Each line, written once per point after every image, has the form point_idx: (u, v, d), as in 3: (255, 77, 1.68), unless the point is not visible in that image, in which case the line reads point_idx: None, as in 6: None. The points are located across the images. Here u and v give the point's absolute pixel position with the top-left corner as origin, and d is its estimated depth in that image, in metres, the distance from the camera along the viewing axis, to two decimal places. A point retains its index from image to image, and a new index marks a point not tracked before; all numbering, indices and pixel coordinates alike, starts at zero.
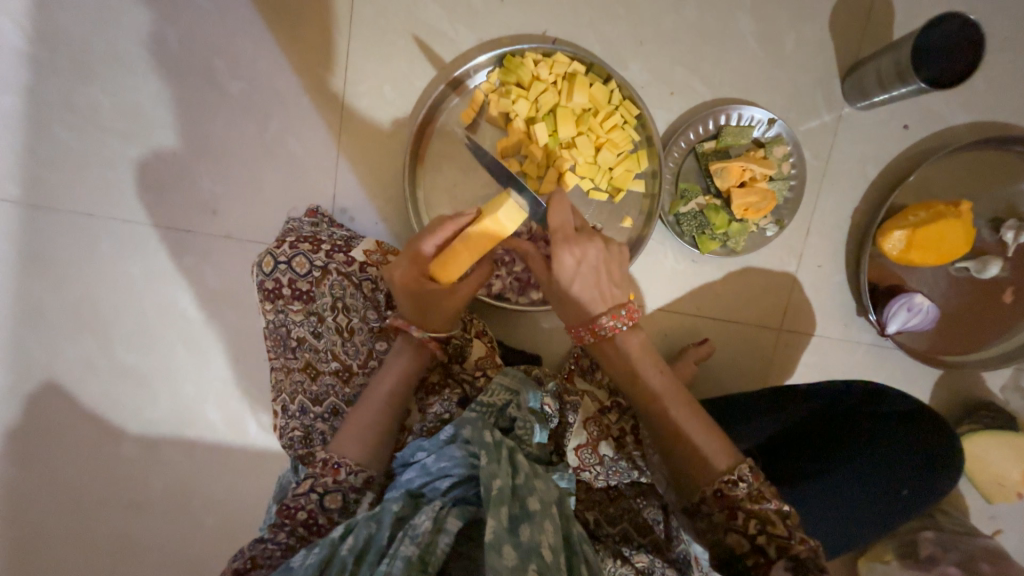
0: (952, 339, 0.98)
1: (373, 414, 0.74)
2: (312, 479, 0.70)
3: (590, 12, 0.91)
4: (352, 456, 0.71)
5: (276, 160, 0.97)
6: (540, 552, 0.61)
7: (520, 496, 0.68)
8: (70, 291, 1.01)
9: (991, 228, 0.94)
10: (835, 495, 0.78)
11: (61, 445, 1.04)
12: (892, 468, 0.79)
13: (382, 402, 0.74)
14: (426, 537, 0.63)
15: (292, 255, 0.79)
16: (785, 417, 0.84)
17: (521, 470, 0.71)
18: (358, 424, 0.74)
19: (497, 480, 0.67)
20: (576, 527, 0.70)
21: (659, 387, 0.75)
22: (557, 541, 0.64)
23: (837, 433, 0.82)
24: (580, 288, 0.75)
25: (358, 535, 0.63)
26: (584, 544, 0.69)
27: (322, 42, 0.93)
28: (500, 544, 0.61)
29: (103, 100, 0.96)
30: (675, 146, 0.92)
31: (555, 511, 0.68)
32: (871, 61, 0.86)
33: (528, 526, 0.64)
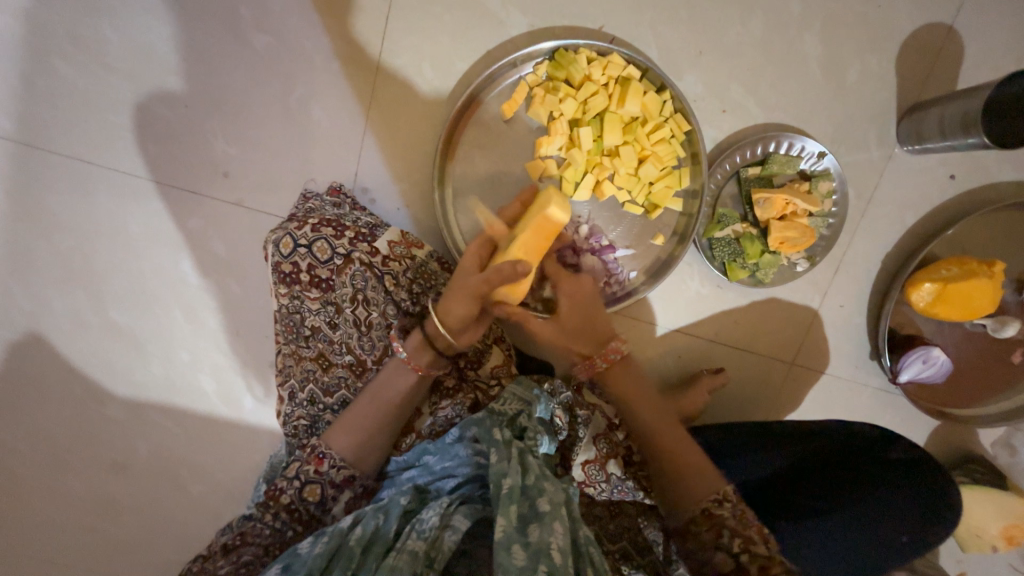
0: (956, 392, 0.99)
1: (365, 415, 0.71)
2: (298, 465, 0.70)
3: (652, 12, 0.85)
4: (336, 450, 0.70)
5: (297, 127, 0.90)
6: (549, 552, 0.61)
7: (530, 495, 0.69)
8: (62, 239, 0.94)
9: (1014, 289, 0.94)
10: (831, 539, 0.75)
11: (45, 398, 1.00)
12: (894, 512, 0.76)
13: (378, 407, 0.71)
14: (433, 532, 0.64)
15: (313, 240, 0.73)
16: (787, 454, 0.83)
17: (531, 470, 0.72)
18: (351, 421, 0.71)
19: (507, 478, 0.69)
20: (583, 530, 0.71)
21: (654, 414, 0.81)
22: (566, 544, 0.64)
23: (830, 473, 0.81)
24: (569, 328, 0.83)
25: (366, 526, 0.65)
26: (590, 546, 0.70)
27: (360, 5, 0.86)
28: (510, 543, 0.62)
29: (111, 36, 0.87)
30: (719, 167, 0.88)
31: (565, 512, 0.68)
32: (937, 106, 0.83)
33: (538, 526, 0.65)
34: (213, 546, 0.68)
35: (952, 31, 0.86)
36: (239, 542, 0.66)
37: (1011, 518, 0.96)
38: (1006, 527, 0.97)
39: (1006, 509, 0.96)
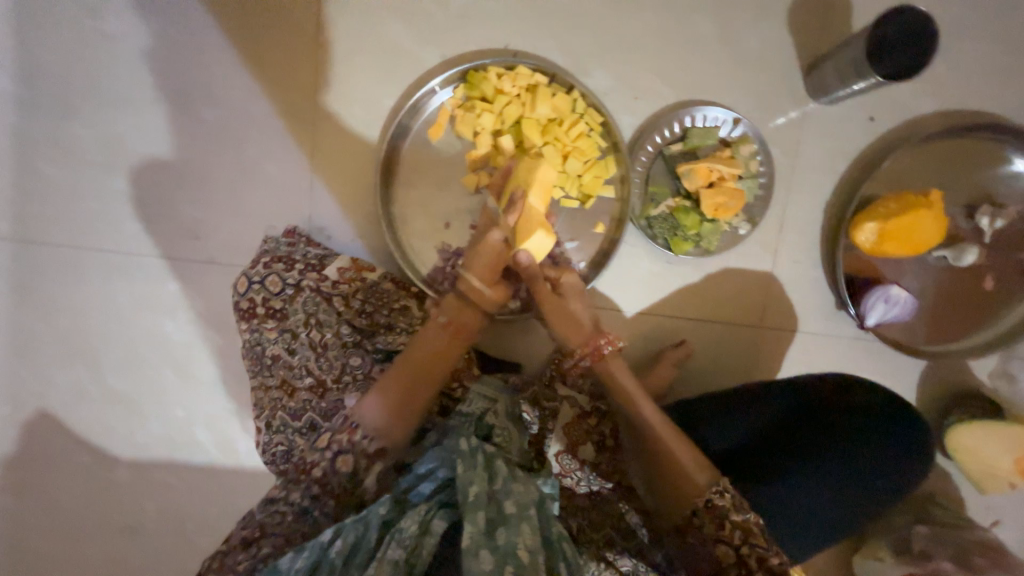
0: (934, 329, 0.97)
1: (400, 381, 0.74)
2: (331, 435, 0.72)
3: (551, 24, 0.92)
4: (370, 421, 0.71)
5: (252, 183, 0.98)
6: (516, 553, 0.62)
7: (498, 500, 0.70)
8: (59, 320, 1.03)
9: (966, 216, 0.94)
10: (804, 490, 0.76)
11: (58, 471, 1.06)
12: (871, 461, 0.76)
13: (408, 374, 0.74)
14: (412, 540, 0.65)
15: (266, 275, 0.83)
16: (763, 413, 0.81)
17: (499, 475, 0.73)
18: (385, 390, 0.73)
19: (473, 486, 0.69)
20: (556, 527, 0.71)
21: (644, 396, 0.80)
22: (535, 542, 0.66)
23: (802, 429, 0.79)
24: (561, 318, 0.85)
25: (347, 538, 0.65)
26: (563, 541, 0.70)
27: (292, 67, 0.96)
28: (477, 549, 0.62)
29: (83, 133, 0.98)
30: (642, 150, 0.93)
31: (532, 513, 0.70)
32: (831, 58, 0.87)
33: (505, 529, 0.65)
34: (239, 536, 0.72)
35: None
36: (260, 533, 0.71)
37: (1022, 451, 0.91)
38: (1019, 461, 0.92)
39: (1013, 441, 0.92)
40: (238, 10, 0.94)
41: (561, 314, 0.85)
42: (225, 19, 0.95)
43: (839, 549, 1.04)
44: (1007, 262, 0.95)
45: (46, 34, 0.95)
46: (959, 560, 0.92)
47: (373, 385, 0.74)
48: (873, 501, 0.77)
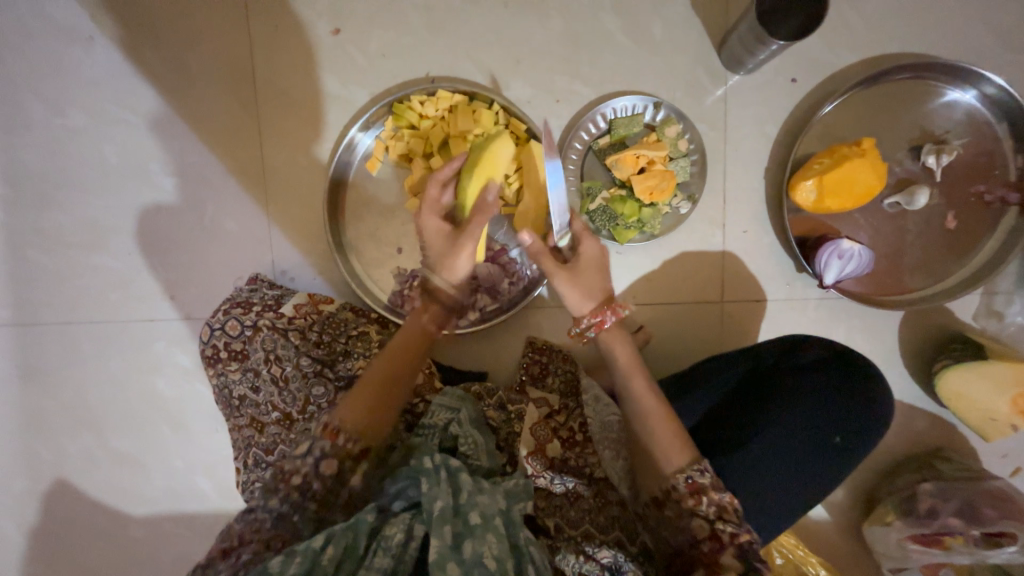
0: (902, 277, 0.94)
1: (379, 382, 0.75)
2: (313, 443, 0.70)
3: (465, 46, 0.97)
4: (352, 419, 0.72)
5: (216, 239, 1.05)
6: (482, 563, 0.64)
7: (463, 513, 0.70)
8: (63, 392, 1.11)
9: (911, 157, 0.92)
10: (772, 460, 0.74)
11: (79, 536, 1.13)
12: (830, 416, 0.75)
13: (382, 369, 0.76)
14: (398, 549, 0.67)
15: (226, 321, 0.90)
16: (722, 387, 0.83)
17: (464, 488, 0.72)
18: (364, 393, 0.74)
19: (438, 501, 0.68)
20: (524, 532, 0.71)
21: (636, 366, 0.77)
22: (501, 550, 0.67)
23: (758, 396, 0.80)
24: (586, 277, 0.78)
25: (337, 545, 0.65)
26: (532, 546, 0.70)
27: (237, 128, 1.03)
28: (445, 562, 0.63)
29: (63, 219, 1.07)
30: (571, 148, 0.95)
31: (498, 522, 0.70)
32: (734, 30, 0.88)
33: (471, 541, 0.66)
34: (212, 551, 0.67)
35: None
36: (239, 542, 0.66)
37: (1016, 390, 0.87)
38: (1015, 402, 0.87)
39: (1003, 380, 0.88)
40: (183, 86, 1.03)
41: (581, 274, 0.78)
42: (173, 97, 1.03)
43: (849, 520, 1.00)
44: (963, 198, 0.92)
45: (23, 137, 1.05)
46: (970, 515, 0.87)
47: (352, 388, 0.75)
48: (845, 459, 0.74)
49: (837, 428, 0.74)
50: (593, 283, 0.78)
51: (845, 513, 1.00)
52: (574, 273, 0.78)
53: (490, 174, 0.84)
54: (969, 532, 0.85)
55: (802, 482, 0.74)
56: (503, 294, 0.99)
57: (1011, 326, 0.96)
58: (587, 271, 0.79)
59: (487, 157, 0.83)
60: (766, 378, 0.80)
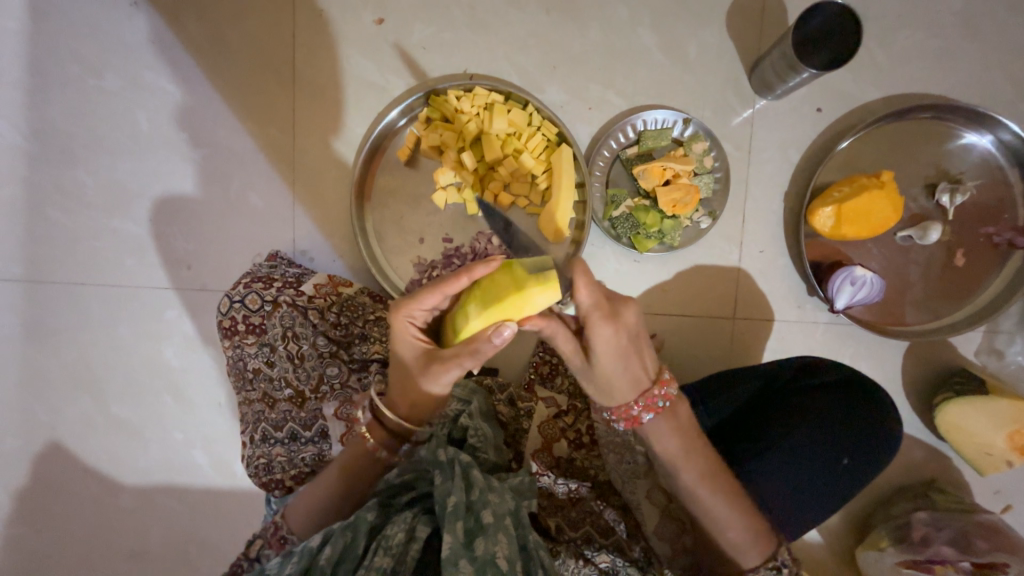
0: (910, 308, 0.97)
1: (322, 495, 0.74)
2: (262, 543, 0.75)
3: (505, 48, 1.00)
4: (295, 528, 0.74)
5: (239, 214, 1.06)
6: (494, 563, 0.62)
7: (475, 510, 0.69)
8: (68, 354, 1.10)
9: (926, 194, 0.96)
10: (779, 476, 0.76)
11: (67, 501, 1.11)
12: (836, 439, 0.77)
13: (320, 487, 0.74)
14: (399, 547, 0.66)
15: (245, 295, 0.91)
16: (727, 403, 0.84)
17: (477, 485, 0.71)
18: (308, 499, 0.75)
19: (451, 496, 0.68)
20: (534, 535, 0.71)
21: (705, 470, 0.69)
22: (512, 550, 0.66)
23: (766, 415, 0.81)
24: (612, 368, 0.66)
25: (336, 545, 0.64)
26: (540, 550, 0.70)
27: (272, 106, 1.04)
28: (457, 558, 0.62)
29: (88, 180, 1.07)
30: (599, 155, 0.97)
31: (510, 522, 0.69)
32: (767, 57, 0.91)
33: (483, 539, 0.65)
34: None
35: None
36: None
37: (1013, 427, 0.89)
38: (1012, 438, 0.89)
39: (1003, 416, 0.89)
40: (223, 60, 1.04)
41: (612, 365, 0.65)
42: (211, 70, 1.04)
43: (840, 543, 1.01)
44: (973, 237, 0.95)
45: (56, 95, 1.05)
46: (961, 546, 0.88)
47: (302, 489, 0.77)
48: (848, 480, 0.77)
49: (846, 449, 0.77)
50: (628, 373, 0.67)
51: (837, 536, 1.01)
52: (595, 365, 0.66)
53: (509, 315, 0.59)
54: (960, 562, 0.85)
55: (807, 498, 0.76)
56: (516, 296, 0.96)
57: (1010, 364, 0.99)
58: (615, 362, 0.65)
59: (509, 303, 0.58)
60: (774, 395, 0.82)
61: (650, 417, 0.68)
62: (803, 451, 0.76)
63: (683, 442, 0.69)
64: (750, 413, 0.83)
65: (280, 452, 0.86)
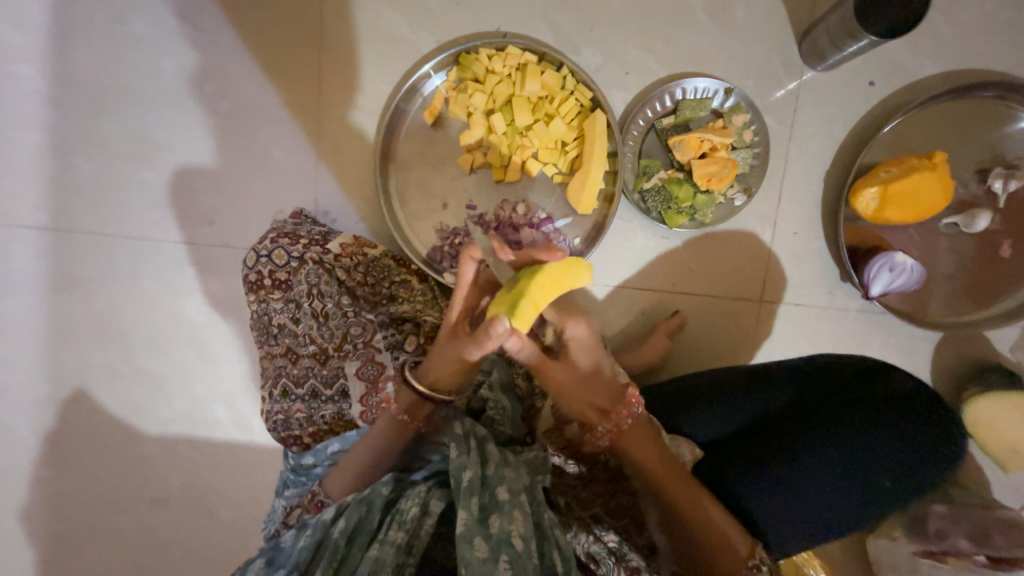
0: (949, 300, 0.93)
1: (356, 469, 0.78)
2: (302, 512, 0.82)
3: (541, 5, 0.95)
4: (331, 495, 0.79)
5: (262, 170, 1.05)
6: (510, 540, 0.64)
7: (490, 485, 0.71)
8: (93, 303, 1.11)
9: (977, 180, 0.91)
10: (816, 472, 0.75)
11: (93, 446, 1.15)
12: (879, 447, 0.76)
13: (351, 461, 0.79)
14: (413, 522, 0.69)
15: (272, 249, 0.91)
16: (764, 398, 0.84)
17: (492, 460, 0.74)
18: (343, 472, 0.79)
19: (467, 471, 0.70)
20: (548, 513, 0.72)
21: (674, 474, 0.74)
22: (528, 529, 0.67)
23: (805, 413, 0.80)
24: (586, 366, 0.78)
25: (349, 518, 0.69)
26: (556, 529, 0.71)
27: (298, 59, 1.01)
28: (472, 535, 0.64)
29: (112, 129, 1.06)
30: (634, 123, 0.93)
31: (524, 499, 0.70)
32: (821, 23, 0.86)
33: (499, 517, 0.67)
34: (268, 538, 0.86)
35: None
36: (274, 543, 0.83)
37: None
38: None
39: None
40: (249, 8, 1.01)
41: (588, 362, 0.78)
42: (237, 18, 1.01)
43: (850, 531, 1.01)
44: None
45: (81, 40, 1.03)
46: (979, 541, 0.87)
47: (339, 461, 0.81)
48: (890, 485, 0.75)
49: (888, 459, 0.75)
50: (598, 374, 0.78)
51: None
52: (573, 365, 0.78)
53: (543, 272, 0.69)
54: (974, 556, 0.85)
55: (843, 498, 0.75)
56: None
57: None
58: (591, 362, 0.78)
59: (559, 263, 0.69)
60: (814, 393, 0.82)
61: (630, 419, 0.76)
62: (840, 451, 0.76)
63: (653, 445, 0.76)
64: (775, 415, 0.83)
65: (301, 408, 0.87)
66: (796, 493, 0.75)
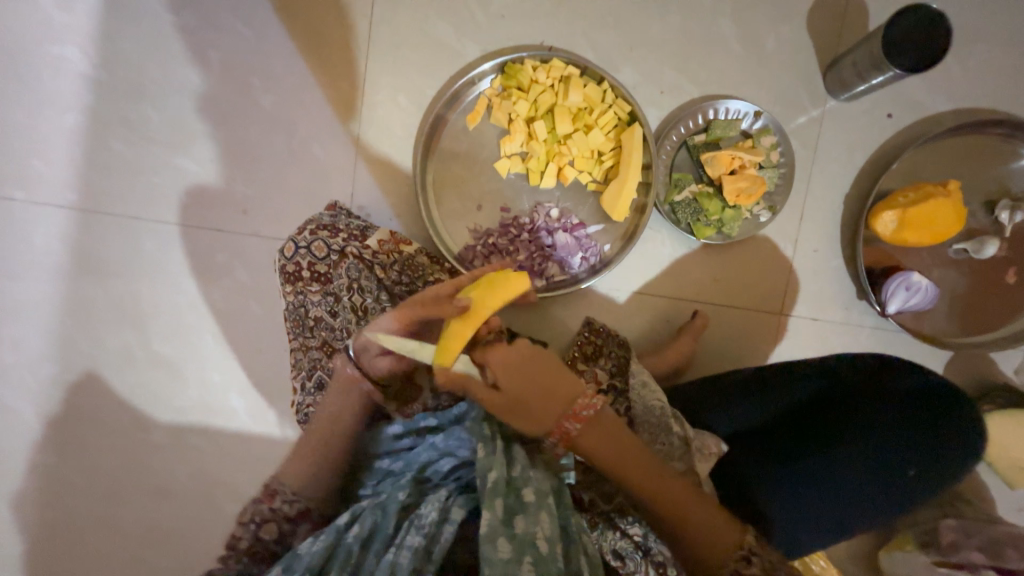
0: (958, 321, 0.98)
1: (312, 443, 0.78)
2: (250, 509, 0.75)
3: (584, 24, 1.00)
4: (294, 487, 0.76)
5: (301, 163, 1.07)
6: (534, 543, 0.64)
7: (516, 486, 0.70)
8: (114, 286, 1.10)
9: (985, 210, 0.97)
10: (850, 469, 0.78)
11: (99, 432, 1.12)
12: (909, 448, 0.80)
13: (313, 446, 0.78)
14: (431, 528, 0.67)
15: (311, 241, 0.93)
16: (795, 393, 0.85)
17: (518, 462, 0.72)
18: (302, 451, 0.78)
19: (492, 472, 0.69)
20: (575, 517, 0.71)
21: (656, 477, 0.71)
22: (553, 532, 0.67)
23: (838, 413, 0.82)
24: (526, 378, 0.72)
25: (364, 523, 0.68)
26: (583, 534, 0.70)
27: (345, 58, 1.05)
28: (496, 535, 0.64)
29: (152, 115, 1.07)
30: (668, 138, 0.98)
31: (551, 501, 0.70)
32: (846, 56, 0.93)
33: (523, 517, 0.66)
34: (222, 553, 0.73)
35: None
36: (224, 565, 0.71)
37: None
38: None
39: None
40: (301, 7, 1.04)
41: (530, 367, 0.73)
42: (288, 17, 1.05)
43: (862, 544, 1.03)
44: None
45: (130, 27, 1.06)
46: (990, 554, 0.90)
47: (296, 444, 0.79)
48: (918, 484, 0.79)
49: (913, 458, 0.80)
50: (540, 380, 0.72)
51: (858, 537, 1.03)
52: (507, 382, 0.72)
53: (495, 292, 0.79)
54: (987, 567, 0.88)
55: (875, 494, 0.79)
56: (575, 270, 1.00)
57: None
58: (532, 363, 0.72)
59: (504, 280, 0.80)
60: (845, 394, 0.84)
61: (577, 426, 0.71)
62: (873, 450, 0.79)
63: (617, 447, 0.72)
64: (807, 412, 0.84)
65: (314, 400, 0.87)
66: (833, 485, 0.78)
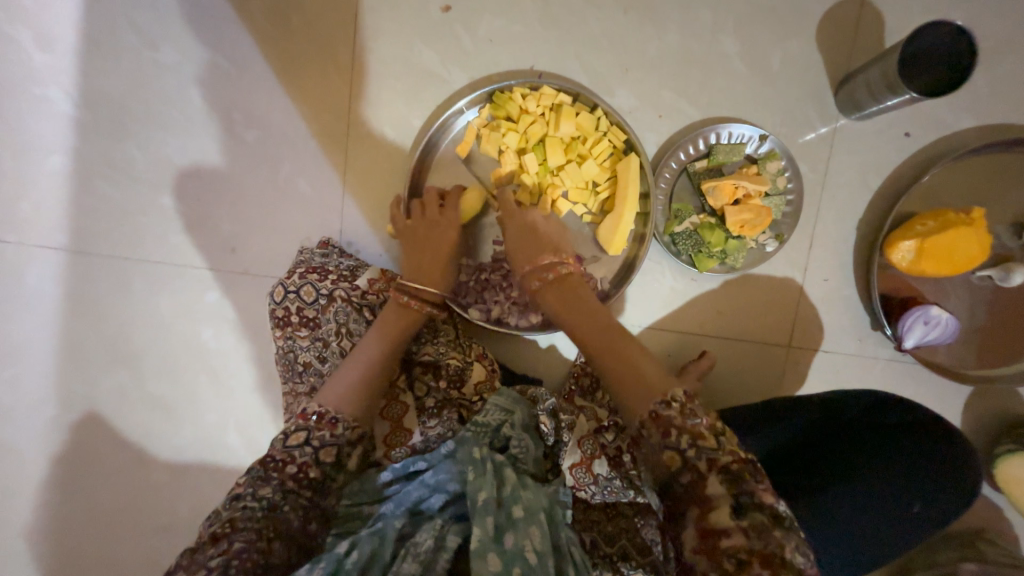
0: (981, 353, 0.92)
1: (360, 370, 0.79)
2: (307, 432, 0.71)
3: (576, 46, 0.95)
4: (346, 414, 0.73)
5: (287, 200, 1.04)
6: (524, 555, 0.63)
7: (506, 506, 0.70)
8: (109, 326, 1.10)
9: (1012, 233, 0.90)
10: (857, 499, 0.76)
11: (100, 471, 1.12)
12: (921, 485, 0.77)
13: (362, 376, 0.78)
14: (427, 554, 0.65)
15: (300, 285, 0.90)
16: (798, 426, 0.83)
17: (507, 483, 0.73)
18: (346, 378, 0.77)
19: (482, 492, 0.70)
20: (565, 532, 0.72)
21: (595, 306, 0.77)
22: (543, 545, 0.66)
23: (845, 446, 0.80)
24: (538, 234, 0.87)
25: (362, 551, 0.65)
26: (573, 547, 0.71)
27: (328, 88, 1.01)
28: (485, 551, 0.63)
29: (137, 154, 1.05)
30: (666, 166, 0.92)
31: (542, 518, 0.70)
32: (861, 74, 0.86)
33: (514, 533, 0.66)
34: (202, 537, 0.62)
35: (866, 4, 0.90)
36: (229, 529, 0.62)
37: None
38: None
39: None
40: (282, 37, 1.01)
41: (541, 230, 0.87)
42: (268, 47, 1.01)
43: None
44: None
45: (110, 65, 1.03)
46: None
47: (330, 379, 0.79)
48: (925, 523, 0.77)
49: (925, 496, 0.77)
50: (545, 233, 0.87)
51: None
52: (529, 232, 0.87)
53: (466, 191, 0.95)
54: None
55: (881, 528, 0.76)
56: None
57: None
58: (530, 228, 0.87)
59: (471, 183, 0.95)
60: (852, 430, 0.81)
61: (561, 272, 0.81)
62: (883, 483, 0.77)
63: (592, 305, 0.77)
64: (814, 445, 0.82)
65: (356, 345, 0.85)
66: (838, 517, 0.76)
